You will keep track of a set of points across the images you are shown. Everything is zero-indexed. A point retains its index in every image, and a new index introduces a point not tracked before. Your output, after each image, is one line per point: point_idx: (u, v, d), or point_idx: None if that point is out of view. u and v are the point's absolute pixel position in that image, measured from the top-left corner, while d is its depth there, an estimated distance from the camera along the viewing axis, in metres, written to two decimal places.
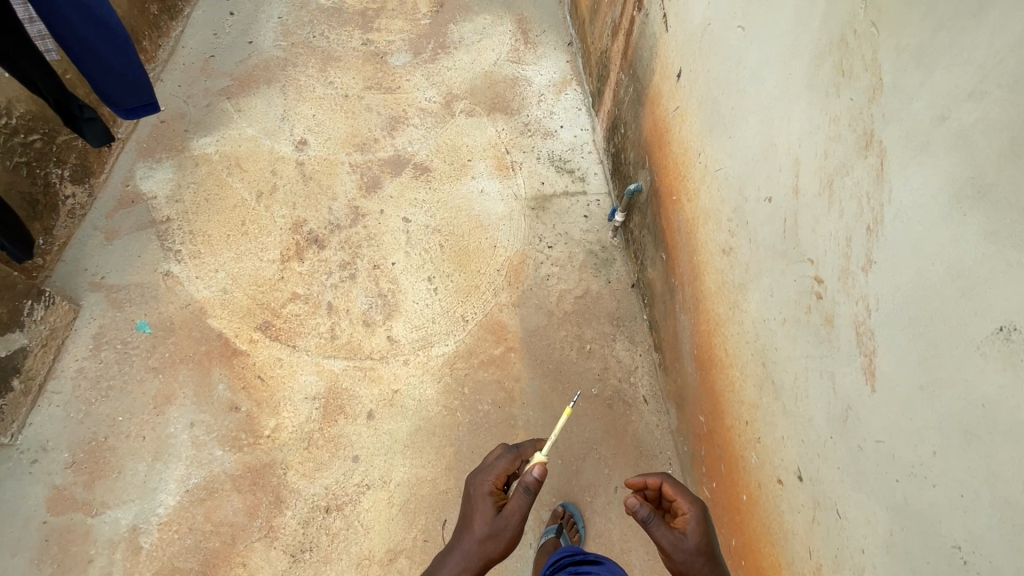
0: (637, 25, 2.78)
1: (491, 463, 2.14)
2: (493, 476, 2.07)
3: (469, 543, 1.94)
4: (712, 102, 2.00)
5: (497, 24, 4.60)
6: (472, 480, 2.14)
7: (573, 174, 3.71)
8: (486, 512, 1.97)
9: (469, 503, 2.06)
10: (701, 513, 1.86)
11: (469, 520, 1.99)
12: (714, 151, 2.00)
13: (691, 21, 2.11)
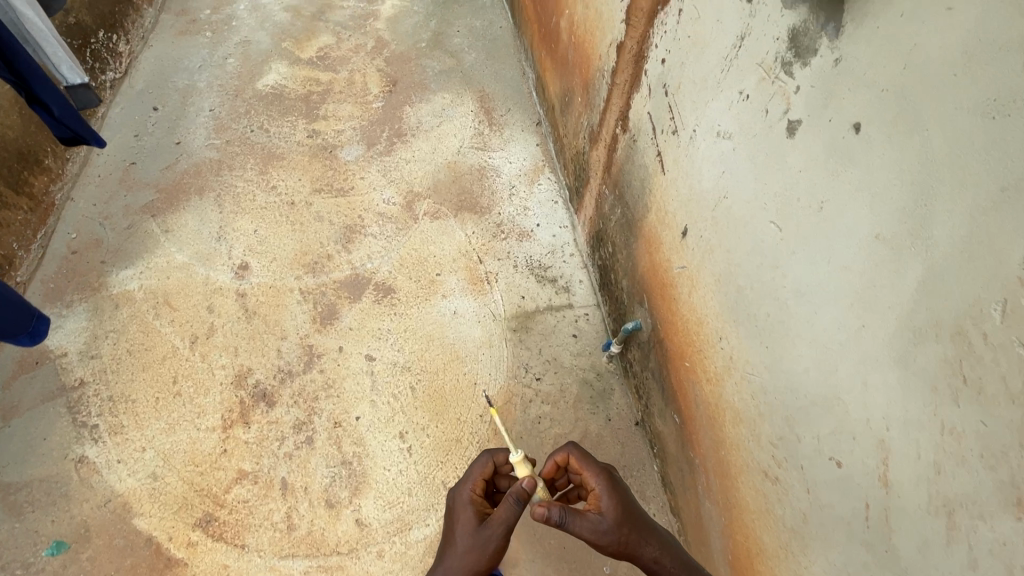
0: (621, 146, 2.41)
1: (469, 472, 1.99)
2: (475, 485, 1.92)
3: (457, 559, 1.72)
4: (736, 289, 1.63)
5: (457, 103, 4.21)
6: (452, 493, 1.96)
7: (555, 283, 3.32)
8: (470, 520, 1.79)
9: (452, 517, 1.88)
10: (610, 484, 1.86)
11: (454, 534, 1.79)
12: (745, 349, 1.63)
13: (698, 181, 1.74)
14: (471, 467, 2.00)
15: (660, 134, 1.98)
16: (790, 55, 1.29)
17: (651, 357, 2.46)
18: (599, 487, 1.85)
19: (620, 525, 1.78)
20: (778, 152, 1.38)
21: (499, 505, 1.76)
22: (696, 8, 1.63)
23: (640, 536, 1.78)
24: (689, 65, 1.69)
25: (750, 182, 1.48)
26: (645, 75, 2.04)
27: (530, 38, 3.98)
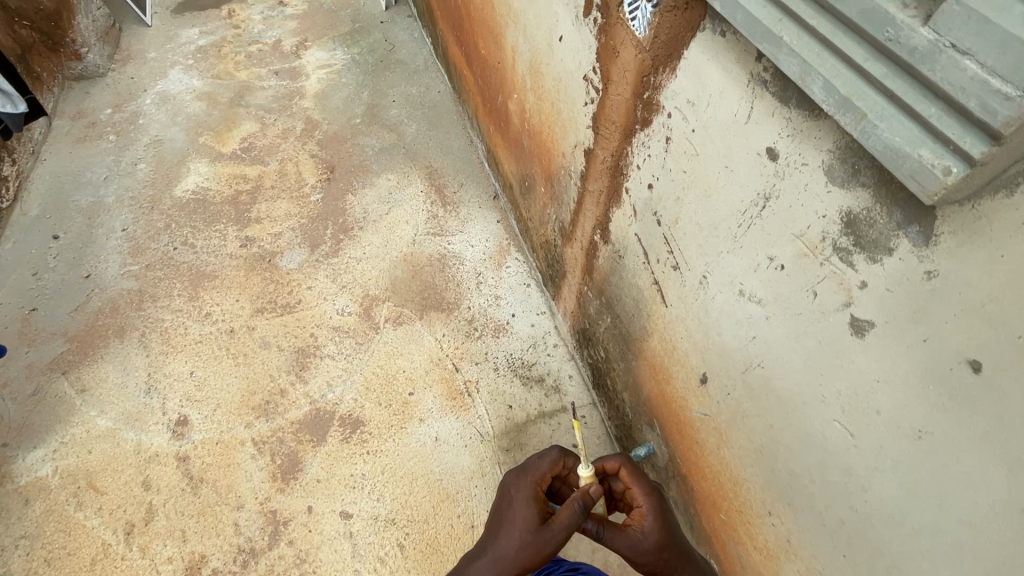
0: (603, 254, 2.11)
1: (529, 462, 1.67)
2: (534, 479, 1.61)
3: (493, 562, 1.46)
4: (790, 472, 1.34)
5: (404, 185, 3.84)
6: (507, 481, 1.66)
7: (543, 383, 2.98)
8: (524, 516, 1.50)
9: (501, 510, 1.59)
10: (660, 504, 1.55)
11: (497, 534, 1.51)
12: (812, 542, 1.33)
13: (719, 334, 1.45)
14: (534, 458, 1.69)
15: (656, 263, 1.69)
16: (849, 242, 0.95)
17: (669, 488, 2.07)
18: (650, 502, 1.54)
19: (656, 546, 1.48)
20: (839, 348, 1.05)
21: (561, 507, 1.46)
22: (693, 141, 1.31)
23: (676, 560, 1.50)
24: (688, 203, 1.41)
25: (800, 364, 1.17)
26: (626, 192, 1.75)
27: (474, 109, 3.67)
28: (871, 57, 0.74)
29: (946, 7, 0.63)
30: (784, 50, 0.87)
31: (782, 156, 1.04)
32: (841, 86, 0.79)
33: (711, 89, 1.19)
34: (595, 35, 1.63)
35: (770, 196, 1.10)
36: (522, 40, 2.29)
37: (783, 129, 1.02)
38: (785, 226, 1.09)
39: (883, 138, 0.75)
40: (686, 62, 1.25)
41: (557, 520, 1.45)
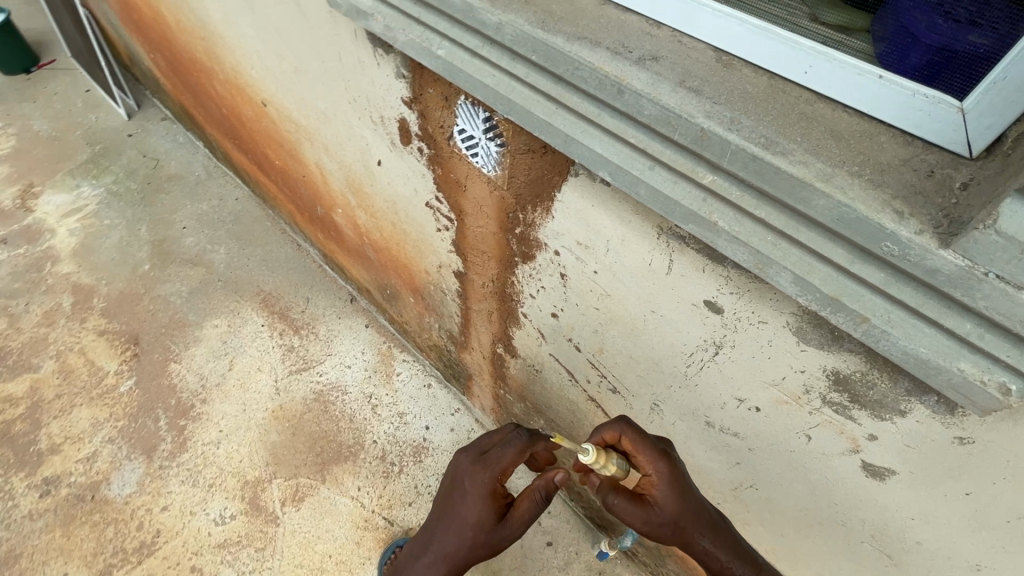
0: (514, 366, 1.84)
1: (486, 440, 1.16)
2: (489, 470, 1.09)
3: (431, 568, 1.12)
4: (815, 573, 1.22)
5: (237, 328, 2.85)
6: (456, 460, 1.17)
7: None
8: (469, 514, 1.09)
9: (446, 497, 1.16)
10: (678, 477, 0.99)
11: (437, 536, 1.13)
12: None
13: (691, 454, 1.28)
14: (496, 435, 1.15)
15: (587, 383, 1.48)
16: (843, 399, 0.81)
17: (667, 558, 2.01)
18: (666, 468, 0.99)
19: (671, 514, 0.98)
20: (852, 485, 0.93)
21: (521, 497, 1.09)
22: (599, 281, 1.10)
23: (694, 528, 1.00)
24: (612, 337, 1.20)
25: (805, 492, 1.05)
26: (524, 316, 1.50)
27: (290, 213, 2.92)
28: (858, 259, 0.58)
29: (978, 234, 0.46)
30: (723, 235, 0.68)
31: (730, 311, 0.87)
32: (821, 283, 0.62)
33: (608, 234, 0.98)
34: (426, 165, 1.33)
35: (724, 345, 0.93)
36: (325, 157, 1.88)
37: (722, 286, 0.84)
38: (752, 373, 0.93)
39: (901, 347, 0.59)
40: (562, 204, 1.03)
41: (513, 511, 1.09)
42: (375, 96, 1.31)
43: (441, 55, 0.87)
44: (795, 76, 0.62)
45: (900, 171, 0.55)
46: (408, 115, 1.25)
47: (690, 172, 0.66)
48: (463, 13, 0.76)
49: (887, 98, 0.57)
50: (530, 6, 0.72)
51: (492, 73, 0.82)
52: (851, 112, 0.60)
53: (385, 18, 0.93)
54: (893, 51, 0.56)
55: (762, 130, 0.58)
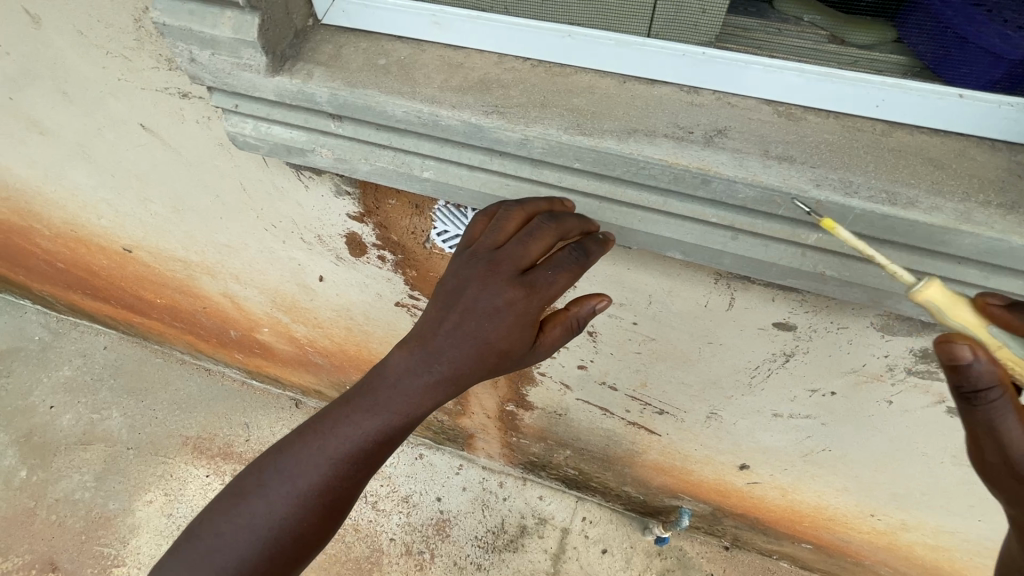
0: (529, 419, 1.69)
1: (531, 234, 0.61)
2: (534, 292, 0.60)
3: (380, 423, 0.64)
4: (894, 493, 1.29)
5: (179, 494, 1.84)
6: (466, 263, 0.63)
7: (539, 537, 1.87)
8: (482, 355, 0.61)
9: (436, 323, 0.63)
10: None
11: (405, 381, 0.63)
12: (944, 522, 1.32)
13: (756, 439, 1.29)
14: (545, 225, 0.62)
15: (626, 413, 1.43)
16: (930, 366, 0.85)
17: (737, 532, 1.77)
18: None
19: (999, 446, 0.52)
20: (936, 426, 0.99)
21: (551, 319, 0.65)
22: (641, 330, 1.04)
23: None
24: (659, 370, 1.16)
25: (884, 441, 1.09)
26: (543, 375, 1.40)
27: (188, 344, 1.98)
28: (992, 273, 0.57)
29: None
30: (830, 282, 0.65)
31: (804, 326, 0.86)
32: None
33: (651, 290, 0.92)
34: (393, 271, 1.15)
35: (796, 352, 0.93)
36: (234, 285, 1.56)
37: (795, 308, 0.83)
38: (829, 368, 0.94)
39: None
40: (588, 274, 0.94)
41: (534, 341, 0.66)
42: (307, 218, 1.10)
43: (428, 177, 0.72)
44: (864, 111, 0.59)
45: (1013, 183, 0.55)
46: (360, 230, 1.07)
47: (791, 236, 0.61)
48: (469, 136, 0.63)
49: (966, 112, 0.57)
50: (550, 110, 0.61)
51: (509, 185, 0.69)
52: (927, 131, 0.59)
53: (333, 150, 0.75)
54: (962, 72, 0.56)
55: (876, 185, 0.55)
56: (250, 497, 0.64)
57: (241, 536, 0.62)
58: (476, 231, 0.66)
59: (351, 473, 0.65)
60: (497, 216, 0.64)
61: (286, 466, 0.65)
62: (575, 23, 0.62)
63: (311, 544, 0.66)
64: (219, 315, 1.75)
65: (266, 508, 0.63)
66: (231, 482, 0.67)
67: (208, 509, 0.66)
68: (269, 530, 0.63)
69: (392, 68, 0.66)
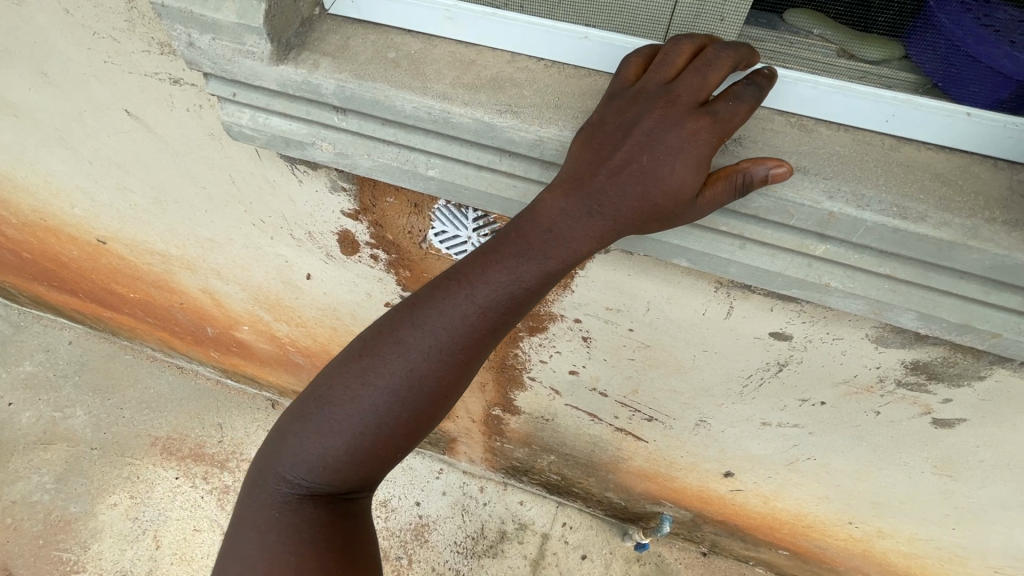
0: (515, 424, 1.67)
1: (710, 62, 0.54)
2: (715, 124, 0.52)
3: (527, 276, 0.58)
4: (872, 501, 1.31)
5: (145, 497, 1.76)
6: (632, 99, 0.55)
7: (518, 543, 1.86)
8: (656, 199, 0.53)
9: (598, 164, 0.55)
10: None
11: (560, 229, 0.56)
12: (918, 530, 1.35)
13: (742, 447, 1.30)
14: (724, 55, 0.54)
15: (615, 420, 1.43)
16: (919, 378, 0.86)
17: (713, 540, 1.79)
18: None
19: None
20: (920, 437, 1.01)
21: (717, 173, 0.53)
22: (636, 337, 1.04)
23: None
24: (652, 377, 1.16)
25: (868, 451, 1.12)
26: (533, 381, 1.39)
27: (159, 341, 1.92)
28: (992, 288, 0.59)
29: None
30: (835, 293, 0.65)
31: (800, 336, 0.87)
32: (950, 313, 0.62)
33: (650, 297, 0.92)
34: (386, 271, 1.12)
35: (790, 362, 0.94)
36: (215, 281, 1.50)
37: (793, 318, 0.84)
38: (822, 378, 0.95)
39: None
40: (588, 279, 0.94)
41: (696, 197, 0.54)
42: (299, 213, 1.07)
43: (433, 175, 0.71)
44: (874, 125, 0.60)
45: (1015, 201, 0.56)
46: (354, 228, 1.04)
47: (799, 246, 0.62)
48: (480, 134, 0.62)
49: (972, 131, 0.58)
50: (565, 111, 0.61)
51: (517, 186, 0.68)
52: (933, 147, 0.60)
53: (335, 143, 0.73)
54: (967, 92, 0.58)
55: (887, 199, 0.56)
56: (390, 351, 0.61)
57: (385, 390, 0.61)
58: (636, 70, 0.57)
59: (492, 329, 0.60)
60: (666, 50, 0.56)
61: (425, 321, 0.60)
62: (592, 24, 0.62)
63: (449, 399, 0.63)
64: (196, 310, 1.68)
65: (409, 360, 0.60)
66: (363, 337, 0.64)
67: (342, 364, 0.63)
68: (411, 382, 0.61)
69: (402, 62, 0.65)
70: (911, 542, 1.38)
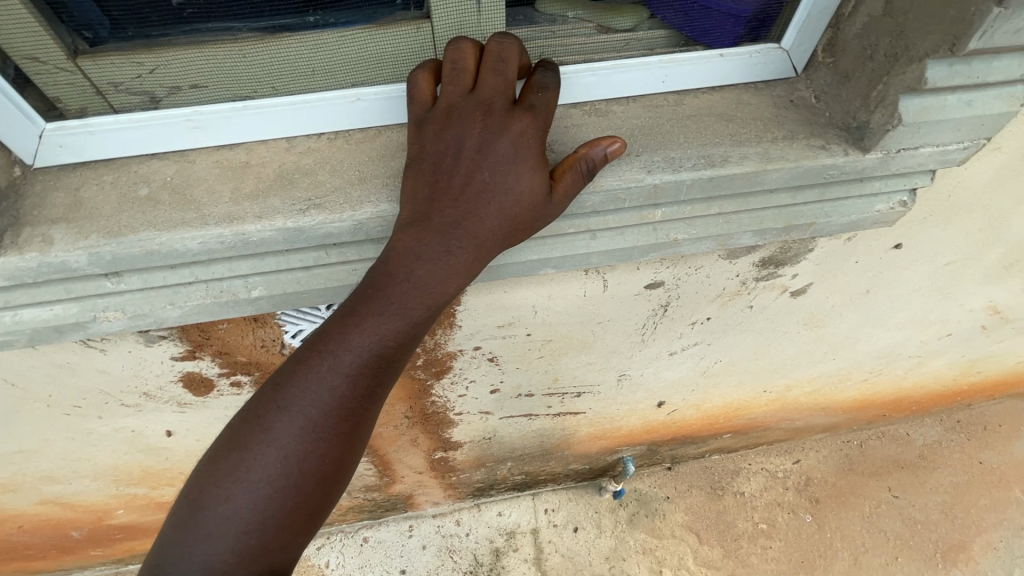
0: (462, 454, 1.49)
1: (502, 58, 0.49)
2: (538, 119, 0.48)
3: (391, 330, 0.49)
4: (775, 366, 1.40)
5: None
6: (444, 119, 0.48)
7: (514, 552, 1.63)
8: (508, 211, 0.47)
9: (433, 192, 0.48)
10: None
11: (412, 272, 0.48)
12: (825, 381, 1.51)
13: (665, 380, 1.37)
14: (510, 47, 0.49)
15: (550, 409, 1.38)
16: (770, 268, 0.97)
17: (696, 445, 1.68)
18: None
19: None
20: (788, 311, 1.16)
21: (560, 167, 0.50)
22: (536, 337, 1.04)
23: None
24: (565, 362, 1.17)
25: (757, 336, 1.24)
26: (460, 415, 1.31)
27: (16, 570, 1.51)
28: (796, 192, 0.66)
29: (893, 133, 0.57)
30: (685, 243, 0.69)
31: (670, 279, 0.93)
32: (775, 222, 0.69)
33: (533, 301, 0.91)
34: (256, 392, 0.98)
35: (671, 300, 1.00)
36: (53, 485, 1.20)
37: (658, 268, 0.89)
38: (701, 298, 1.02)
39: (843, 221, 0.71)
40: (469, 311, 0.91)
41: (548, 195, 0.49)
42: (120, 380, 0.88)
43: (261, 294, 0.61)
44: (654, 88, 0.64)
45: (784, 116, 0.63)
46: (198, 367, 0.89)
47: (641, 218, 0.64)
48: (291, 242, 0.54)
49: (730, 68, 0.64)
50: (373, 183, 0.55)
51: (357, 269, 0.61)
52: (707, 91, 0.65)
53: (125, 307, 0.60)
54: (714, 36, 0.63)
55: (693, 153, 0.59)
56: (259, 443, 0.51)
57: (259, 492, 0.50)
58: (429, 88, 0.50)
59: (368, 393, 0.52)
60: (449, 58, 0.49)
61: (292, 400, 0.51)
62: (360, 83, 0.57)
63: (341, 481, 0.54)
64: (43, 523, 1.34)
65: (281, 448, 0.51)
66: (229, 430, 0.54)
67: (205, 472, 0.52)
68: (290, 475, 0.51)
69: (162, 195, 0.54)
70: (820, 384, 1.50)
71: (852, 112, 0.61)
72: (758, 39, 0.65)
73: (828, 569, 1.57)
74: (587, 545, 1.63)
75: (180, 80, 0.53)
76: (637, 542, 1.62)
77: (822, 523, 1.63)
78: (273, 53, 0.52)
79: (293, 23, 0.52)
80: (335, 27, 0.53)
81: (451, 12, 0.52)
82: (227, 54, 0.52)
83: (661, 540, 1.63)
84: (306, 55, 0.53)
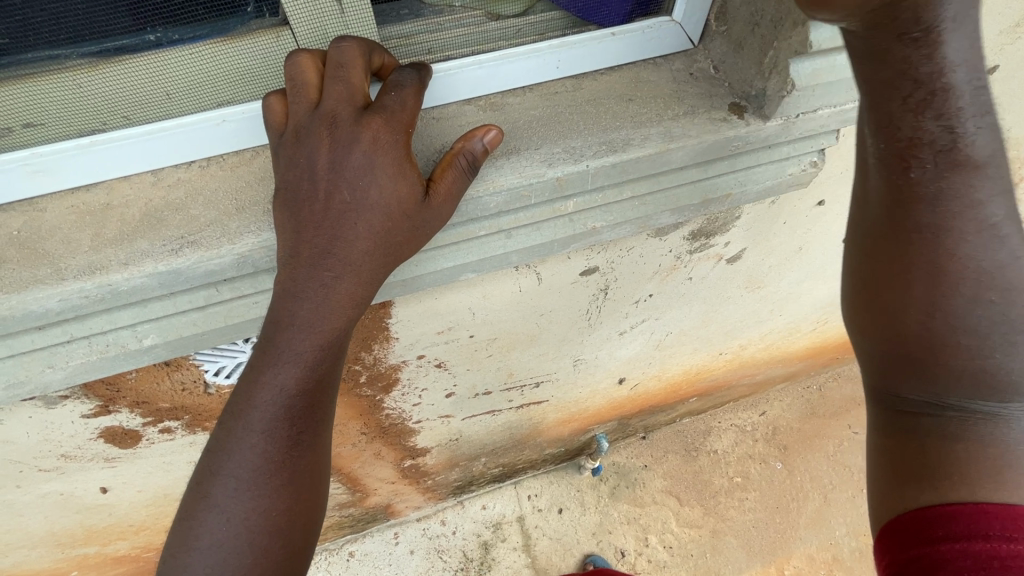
0: (432, 461, 1.45)
1: (342, 65, 0.44)
2: (392, 121, 0.44)
3: (293, 376, 0.47)
4: (727, 330, 1.39)
5: None
6: (295, 141, 0.44)
7: (503, 543, 1.61)
8: (382, 228, 0.44)
9: (300, 223, 0.44)
10: None
11: (297, 313, 0.45)
12: (778, 336, 1.53)
13: (622, 358, 1.33)
14: (350, 51, 0.45)
15: (512, 403, 1.35)
16: (700, 240, 0.98)
17: (665, 414, 1.69)
18: None
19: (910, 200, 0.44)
20: (730, 278, 1.16)
21: (440, 166, 0.48)
22: (479, 338, 1.01)
23: (945, 191, 0.44)
24: (516, 357, 1.15)
25: (706, 305, 1.23)
26: (420, 424, 1.26)
27: None
28: (706, 165, 0.65)
29: (788, 98, 0.57)
30: (604, 230, 0.67)
31: (603, 263, 0.92)
32: (692, 197, 0.67)
33: (468, 304, 0.89)
34: (191, 434, 0.91)
35: (610, 283, 0.99)
36: None
37: (589, 254, 0.89)
38: (639, 277, 1.01)
39: (759, 189, 0.70)
40: (402, 323, 0.87)
41: (429, 197, 0.46)
42: (31, 446, 0.81)
43: (154, 342, 0.56)
44: (549, 75, 0.61)
45: (684, 91, 0.62)
46: (116, 420, 0.82)
47: (553, 212, 0.62)
48: (166, 285, 0.49)
49: (625, 46, 0.62)
50: (253, 211, 0.51)
51: (258, 302, 0.56)
52: (605, 71, 0.63)
53: None
54: (604, 13, 0.61)
55: (594, 140, 0.58)
56: (202, 511, 0.49)
57: (214, 557, 0.48)
58: (282, 109, 0.46)
59: (293, 439, 0.50)
60: (287, 74, 0.45)
61: (220, 464, 0.49)
62: (226, 101, 0.51)
63: (304, 528, 0.52)
64: None
65: (222, 512, 0.48)
66: (183, 504, 0.51)
67: (167, 549, 0.50)
68: (241, 537, 0.48)
69: (8, 251, 0.48)
70: (769, 342, 1.52)
71: (748, 80, 0.60)
72: (649, 12, 0.62)
73: (801, 511, 1.64)
74: (572, 524, 1.63)
75: (9, 119, 0.47)
76: (620, 514, 1.63)
77: (791, 468, 1.70)
78: (114, 79, 0.47)
79: (132, 43, 0.46)
80: (182, 44, 0.47)
81: (312, 18, 0.48)
82: (58, 86, 0.46)
83: (644, 508, 1.65)
84: (154, 79, 0.48)
